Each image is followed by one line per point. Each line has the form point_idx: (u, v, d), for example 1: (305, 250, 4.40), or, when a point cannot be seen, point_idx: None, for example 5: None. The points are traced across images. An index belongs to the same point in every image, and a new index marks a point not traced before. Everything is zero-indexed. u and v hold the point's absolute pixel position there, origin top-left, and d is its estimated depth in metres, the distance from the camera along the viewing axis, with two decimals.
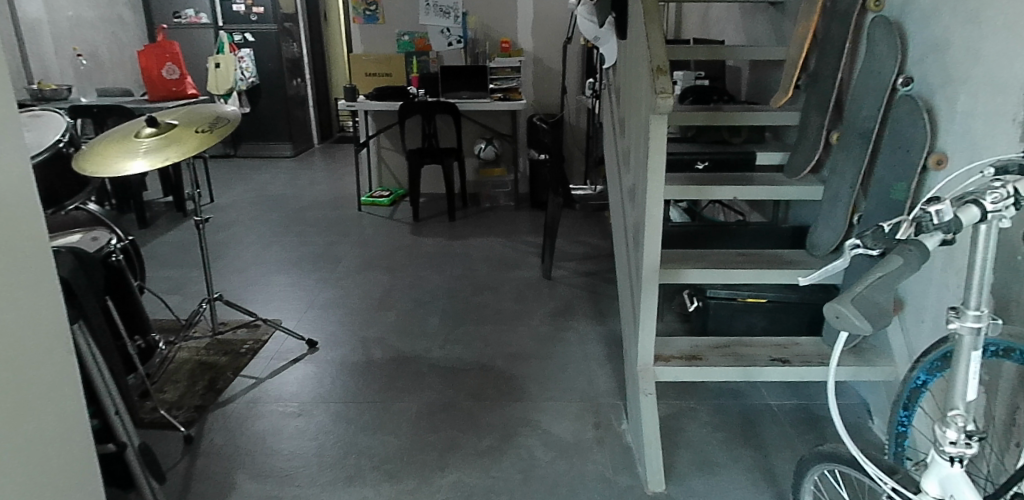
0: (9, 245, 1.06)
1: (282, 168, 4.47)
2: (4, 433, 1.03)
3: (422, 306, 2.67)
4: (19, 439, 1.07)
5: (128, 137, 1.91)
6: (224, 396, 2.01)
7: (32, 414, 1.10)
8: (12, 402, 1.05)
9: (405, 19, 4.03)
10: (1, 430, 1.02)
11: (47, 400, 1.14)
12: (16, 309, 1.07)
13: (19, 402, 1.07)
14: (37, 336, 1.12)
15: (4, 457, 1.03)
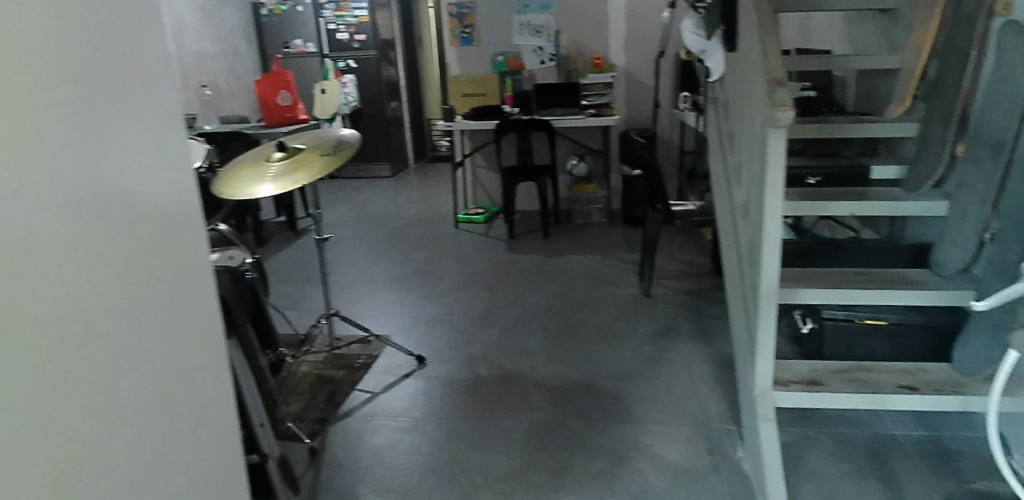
0: (177, 261, 1.13)
1: (381, 188, 4.62)
2: (178, 437, 1.12)
3: (524, 323, 2.67)
4: (179, 449, 1.13)
5: (259, 161, 2.03)
6: (343, 409, 2.08)
7: (189, 426, 1.16)
8: (183, 408, 1.14)
9: (500, 40, 4.08)
10: (175, 434, 1.12)
11: (209, 406, 1.22)
12: (181, 323, 1.14)
13: (188, 408, 1.16)
14: (200, 346, 1.19)
15: (178, 459, 1.12)
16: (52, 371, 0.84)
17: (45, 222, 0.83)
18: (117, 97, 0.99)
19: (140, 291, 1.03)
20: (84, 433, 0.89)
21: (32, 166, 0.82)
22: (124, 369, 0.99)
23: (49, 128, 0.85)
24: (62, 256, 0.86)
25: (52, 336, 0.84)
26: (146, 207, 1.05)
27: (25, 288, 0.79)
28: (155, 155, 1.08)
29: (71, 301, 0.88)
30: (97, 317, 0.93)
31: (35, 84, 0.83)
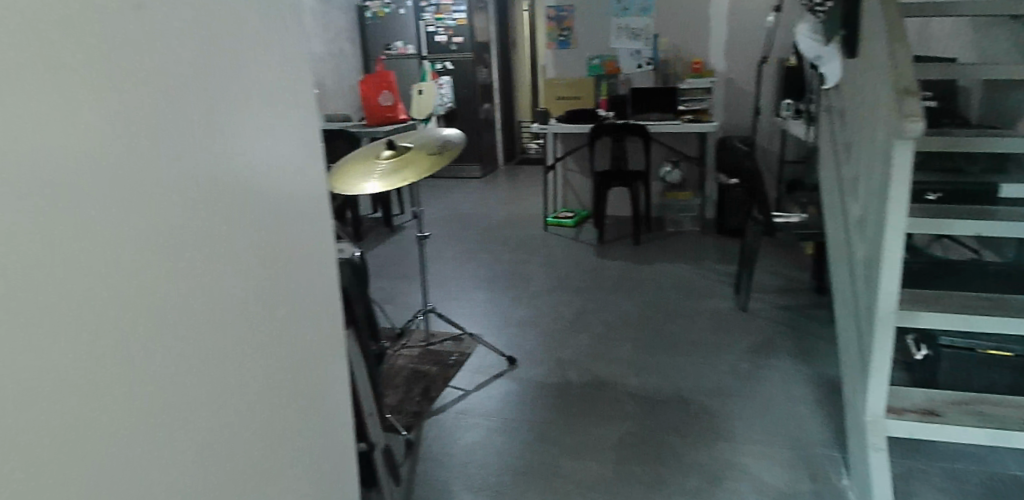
0: (276, 249, 0.96)
1: (471, 188, 4.69)
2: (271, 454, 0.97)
3: (615, 330, 2.63)
4: (286, 458, 1.03)
5: (369, 158, 2.10)
6: (437, 405, 2.11)
7: (304, 423, 1.11)
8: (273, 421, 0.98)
9: (598, 43, 4.05)
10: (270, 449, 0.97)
11: (324, 401, 1.20)
12: (273, 324, 0.97)
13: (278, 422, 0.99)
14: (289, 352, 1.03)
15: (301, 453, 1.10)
16: (175, 383, 0.73)
17: (172, 209, 0.72)
18: (251, 70, 0.88)
19: (261, 288, 0.92)
20: (204, 451, 0.78)
21: (160, 144, 0.70)
22: (242, 376, 0.88)
23: (180, 100, 0.73)
24: (190, 250, 0.75)
25: (174, 343, 0.72)
26: (269, 194, 0.94)
27: (147, 288, 0.68)
28: (282, 136, 0.97)
29: (197, 299, 0.76)
30: (219, 318, 0.81)
31: (165, 46, 0.71)
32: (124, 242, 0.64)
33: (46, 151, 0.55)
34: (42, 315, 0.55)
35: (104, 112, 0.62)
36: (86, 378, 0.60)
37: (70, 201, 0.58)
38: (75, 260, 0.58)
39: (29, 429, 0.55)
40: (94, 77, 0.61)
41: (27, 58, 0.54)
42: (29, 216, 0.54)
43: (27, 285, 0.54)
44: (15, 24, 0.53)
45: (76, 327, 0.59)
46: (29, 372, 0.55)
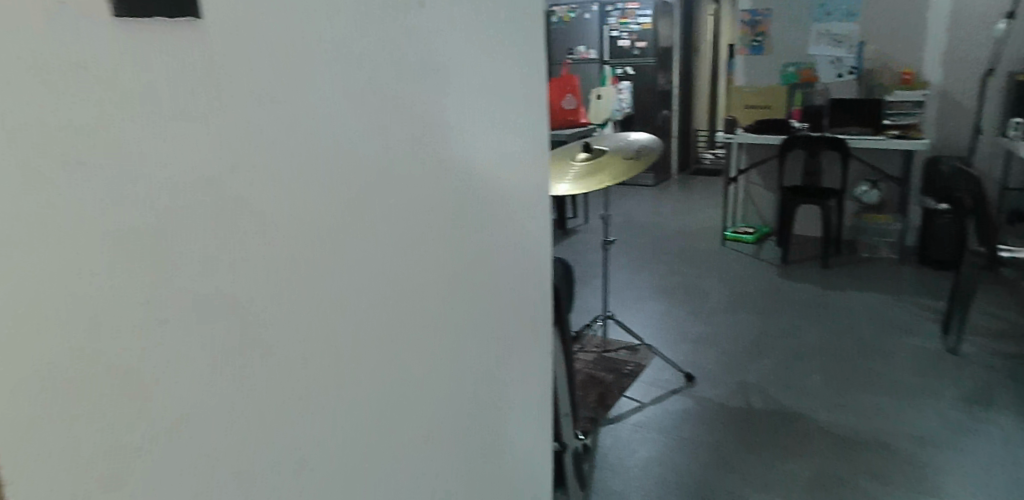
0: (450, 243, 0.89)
1: (642, 196, 4.63)
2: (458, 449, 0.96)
3: (800, 358, 2.45)
4: (476, 458, 1.03)
5: (564, 160, 2.12)
6: (613, 413, 2.10)
7: (505, 423, 1.11)
8: (452, 420, 0.95)
9: (792, 49, 3.80)
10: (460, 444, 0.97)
11: (528, 405, 1.20)
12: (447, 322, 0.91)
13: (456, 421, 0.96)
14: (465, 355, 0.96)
15: (502, 454, 1.11)
16: (351, 362, 0.73)
17: (369, 190, 0.72)
18: (467, 60, 0.88)
19: (431, 287, 0.86)
20: (380, 431, 0.79)
21: (367, 129, 0.71)
22: (428, 363, 0.87)
23: (392, 87, 0.74)
24: (382, 232, 0.75)
25: (353, 325, 0.73)
26: (475, 182, 0.92)
27: (335, 268, 0.69)
28: (496, 128, 0.96)
29: (383, 282, 0.76)
30: (406, 302, 0.81)
31: (387, 36, 0.73)
32: (316, 221, 0.65)
33: (254, 127, 0.57)
34: (234, 285, 0.57)
35: (317, 94, 0.64)
36: (268, 350, 0.62)
37: (272, 178, 0.60)
38: (270, 235, 0.60)
39: (215, 393, 0.57)
40: (314, 60, 0.63)
41: (253, 37, 0.56)
42: (212, 210, 0.54)
43: (227, 254, 0.56)
44: (264, 15, 0.57)
45: (262, 299, 0.60)
46: (224, 340, 0.57)
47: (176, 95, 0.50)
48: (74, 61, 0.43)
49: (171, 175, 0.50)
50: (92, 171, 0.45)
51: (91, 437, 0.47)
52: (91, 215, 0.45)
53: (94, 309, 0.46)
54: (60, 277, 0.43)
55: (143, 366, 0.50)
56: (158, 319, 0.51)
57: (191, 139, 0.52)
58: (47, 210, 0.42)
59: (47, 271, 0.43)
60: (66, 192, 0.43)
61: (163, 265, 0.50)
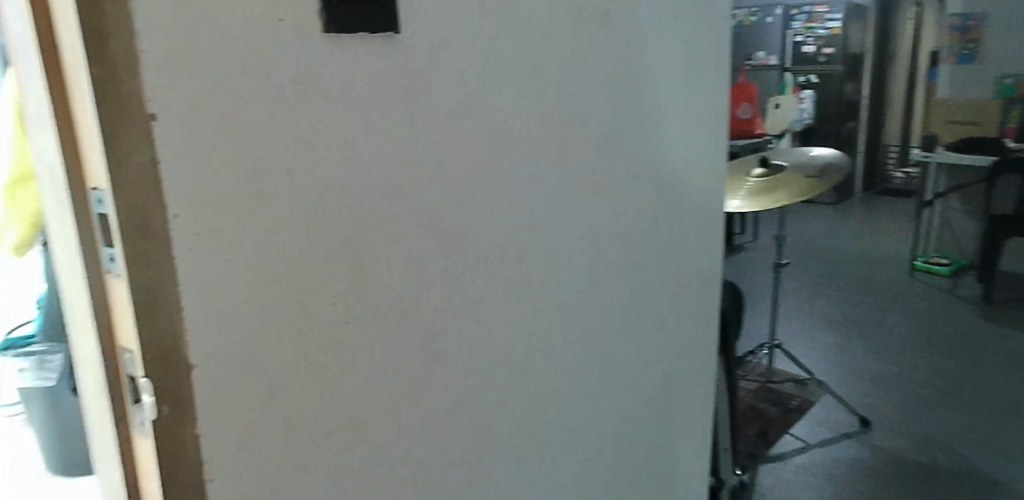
0: (626, 264, 0.84)
1: (818, 216, 4.28)
2: (615, 480, 0.91)
3: (1005, 416, 2.10)
4: (639, 495, 0.96)
5: (738, 174, 1.99)
6: (774, 451, 1.95)
7: (676, 459, 1.04)
8: (613, 448, 0.89)
9: (1011, 60, 3.29)
10: (618, 473, 0.91)
11: (699, 442, 1.10)
12: (615, 347, 0.86)
13: (617, 451, 0.90)
14: (633, 383, 0.91)
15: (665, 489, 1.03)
16: (515, 380, 0.71)
17: (544, 205, 0.70)
18: (661, 74, 0.82)
19: (602, 309, 0.82)
20: (541, 451, 0.76)
21: (548, 143, 0.68)
22: (594, 387, 0.83)
23: (577, 100, 0.71)
24: (555, 247, 0.72)
25: (520, 340, 0.71)
26: (657, 203, 0.86)
27: (505, 284, 0.67)
28: (685, 142, 0.89)
29: (551, 300, 0.74)
30: (573, 321, 0.78)
31: (576, 48, 0.69)
32: (491, 235, 0.64)
33: (440, 139, 0.57)
34: (412, 294, 0.57)
35: (501, 107, 0.62)
36: (438, 362, 0.61)
37: (451, 189, 0.59)
38: (446, 245, 0.60)
39: (389, 400, 0.57)
40: (502, 73, 0.61)
41: (446, 50, 0.56)
42: (396, 225, 0.55)
43: (406, 265, 0.56)
44: (458, 31, 0.56)
45: (435, 314, 0.60)
46: (398, 348, 0.57)
47: (371, 107, 0.51)
48: (283, 74, 0.45)
49: (360, 183, 0.51)
50: (292, 178, 0.47)
51: (275, 429, 0.48)
52: (289, 217, 0.47)
53: (285, 308, 0.48)
54: (259, 277, 0.45)
55: (325, 367, 0.51)
56: (341, 323, 0.52)
57: (381, 150, 0.52)
58: (252, 211, 0.44)
59: (248, 271, 0.45)
60: (269, 195, 0.45)
61: (346, 276, 0.52)
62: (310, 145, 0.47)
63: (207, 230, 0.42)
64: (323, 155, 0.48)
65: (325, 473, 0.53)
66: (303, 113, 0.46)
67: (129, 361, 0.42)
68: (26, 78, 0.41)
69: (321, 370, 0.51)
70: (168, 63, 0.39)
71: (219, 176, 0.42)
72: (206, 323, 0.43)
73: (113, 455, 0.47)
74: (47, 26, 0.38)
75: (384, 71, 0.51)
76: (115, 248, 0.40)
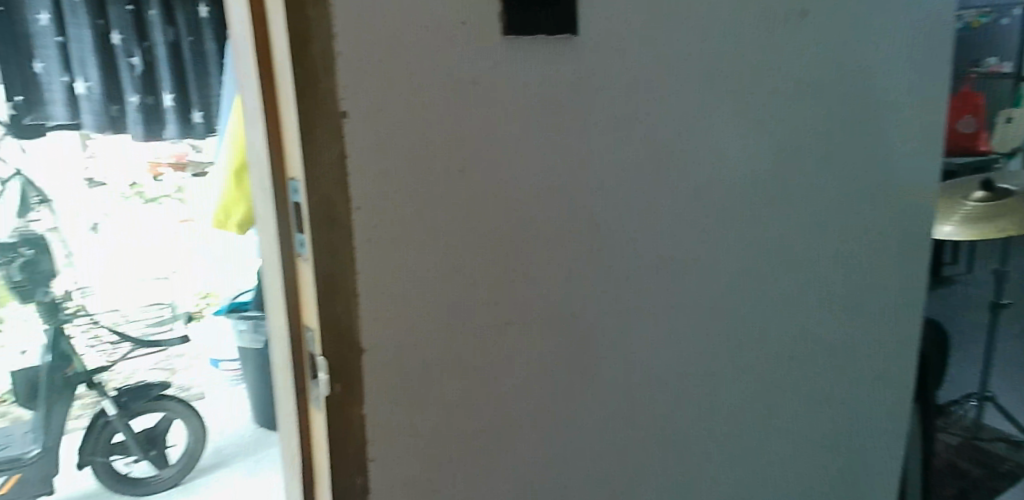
0: (818, 290, 0.75)
1: None
2: None
3: None
4: None
5: None
6: None
7: None
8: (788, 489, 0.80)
9: None
10: None
11: None
12: (800, 379, 0.77)
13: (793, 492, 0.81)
14: (821, 420, 0.81)
15: None
16: (679, 405, 0.66)
17: (722, 218, 0.64)
18: (872, 79, 0.72)
19: (785, 336, 0.74)
20: (705, 478, 0.71)
21: (731, 152, 0.64)
22: (771, 423, 0.76)
23: (769, 108, 0.65)
24: (733, 264, 0.67)
25: (688, 361, 0.66)
26: (863, 225, 0.76)
27: (674, 301, 0.63)
28: (908, 158, 0.76)
29: (724, 323, 0.68)
30: (748, 347, 0.71)
31: (765, 50, 0.64)
32: (662, 247, 0.61)
33: (614, 144, 0.55)
34: (572, 301, 0.55)
35: (681, 113, 0.59)
36: (598, 374, 0.59)
37: (621, 195, 0.57)
38: (612, 253, 0.57)
39: (543, 407, 0.55)
40: (683, 77, 0.58)
41: (626, 52, 0.54)
42: (558, 229, 0.53)
43: (568, 270, 0.55)
44: (639, 33, 0.54)
45: (595, 325, 0.57)
46: (557, 354, 0.55)
47: (546, 110, 0.50)
48: (462, 75, 0.46)
49: (530, 184, 0.51)
50: (463, 177, 0.47)
51: (431, 423, 0.49)
52: (457, 214, 0.47)
53: (450, 303, 0.48)
54: (423, 272, 0.47)
55: (483, 365, 0.51)
56: (501, 322, 0.51)
57: (553, 152, 0.52)
58: (425, 206, 0.46)
59: (414, 264, 0.46)
60: (442, 191, 0.46)
61: (506, 277, 0.51)
62: (481, 146, 0.48)
63: (383, 222, 0.44)
64: (492, 154, 0.48)
65: (477, 470, 0.53)
66: (475, 113, 0.47)
67: (310, 339, 0.44)
68: (244, 78, 0.45)
69: (476, 367, 0.51)
70: (360, 63, 0.41)
71: (397, 170, 0.44)
72: (373, 310, 0.45)
73: (290, 432, 0.49)
74: (263, 31, 0.42)
75: (557, 73, 0.50)
76: (306, 233, 0.43)
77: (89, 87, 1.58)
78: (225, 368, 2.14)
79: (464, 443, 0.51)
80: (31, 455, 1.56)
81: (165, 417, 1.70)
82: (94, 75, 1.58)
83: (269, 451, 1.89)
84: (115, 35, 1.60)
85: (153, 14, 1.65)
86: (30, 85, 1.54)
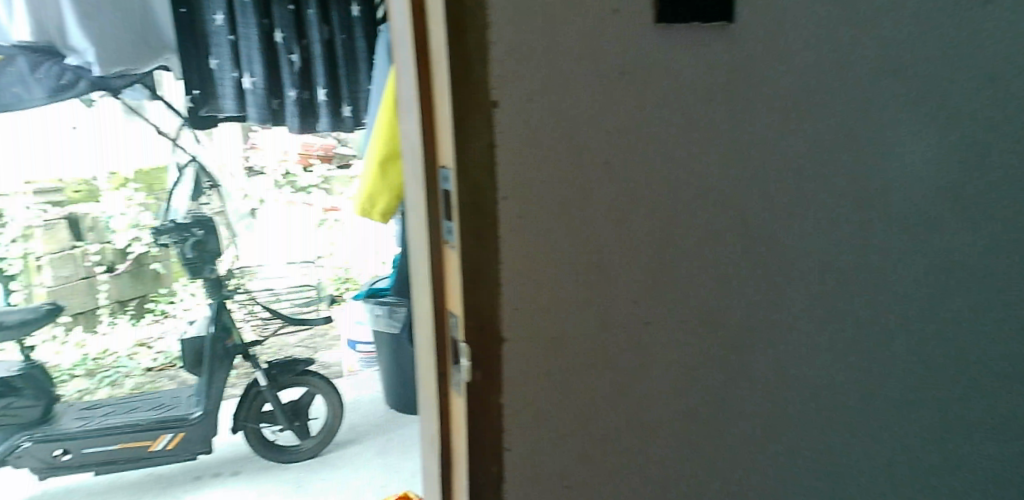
0: None
1: None
2: None
3: None
4: None
5: None
6: None
7: None
8: None
9: None
10: None
11: None
12: None
13: None
14: None
15: None
16: (885, 457, 0.55)
17: (940, 231, 0.53)
18: None
19: None
20: None
21: (960, 152, 0.52)
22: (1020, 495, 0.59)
23: (1001, 100, 0.53)
24: (956, 288, 0.54)
25: (888, 399, 0.54)
26: None
27: (875, 327, 0.53)
28: None
29: (951, 363, 0.55)
30: (986, 399, 0.56)
31: (1010, 26, 0.52)
32: (857, 262, 0.52)
33: (789, 140, 0.49)
34: (735, 310, 0.50)
35: (881, 104, 0.50)
36: (768, 400, 0.52)
37: (800, 198, 0.50)
38: (785, 261, 0.50)
39: (698, 423, 0.50)
40: (883, 63, 0.50)
41: (806, 34, 0.47)
42: (719, 227, 0.48)
43: (731, 275, 0.49)
44: (819, 16, 0.47)
45: (762, 342, 0.51)
46: (716, 370, 0.50)
47: (707, 101, 0.46)
48: (616, 63, 0.43)
49: (688, 180, 0.47)
50: (613, 169, 0.45)
51: (571, 422, 0.46)
52: (606, 207, 0.45)
53: (597, 301, 0.46)
54: (569, 265, 0.45)
55: (631, 368, 0.47)
56: (651, 325, 0.48)
57: (715, 146, 0.47)
58: (573, 198, 0.44)
59: (561, 256, 0.45)
60: (591, 182, 0.44)
61: (659, 276, 0.47)
62: (634, 138, 0.45)
63: (529, 212, 0.43)
64: (647, 146, 0.45)
65: (621, 486, 0.49)
66: (628, 104, 0.44)
67: (453, 324, 0.44)
68: (402, 68, 0.46)
69: (623, 371, 0.47)
70: (511, 51, 0.41)
71: (545, 160, 0.43)
72: (516, 299, 0.44)
73: (432, 417, 0.49)
74: (421, 21, 0.42)
75: (721, 61, 0.46)
76: (453, 221, 0.43)
77: (253, 82, 1.72)
78: (362, 350, 2.23)
79: (606, 450, 0.48)
80: (195, 416, 1.73)
81: (309, 391, 1.83)
82: (258, 70, 1.72)
83: (400, 431, 1.99)
84: (278, 34, 1.74)
85: (310, 13, 1.76)
86: (207, 82, 1.70)
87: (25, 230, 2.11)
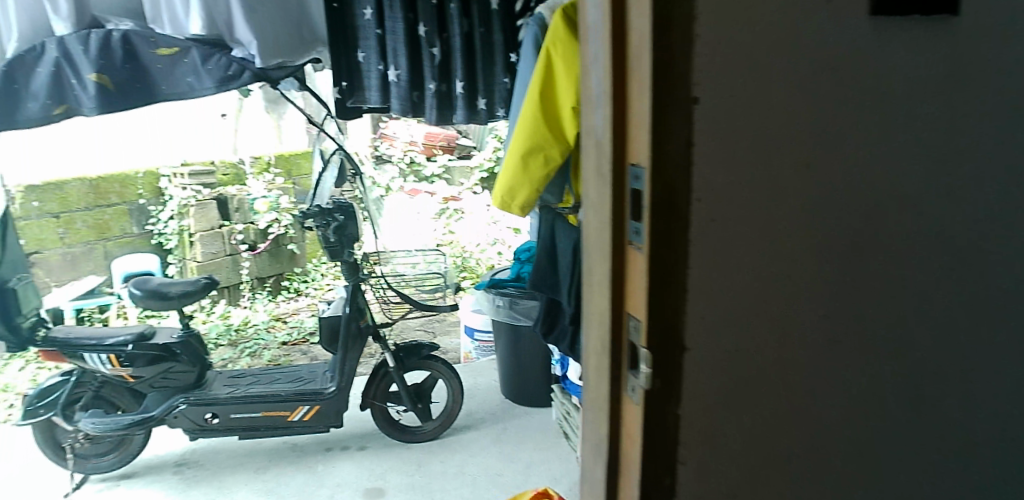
0: None
1: None
2: None
3: None
4: None
5: None
6: None
7: None
8: None
9: None
10: None
11: None
12: None
13: None
14: None
15: None
16: None
17: None
18: None
19: None
20: None
21: None
22: None
23: None
24: None
25: None
26: None
27: None
28: None
29: None
30: None
31: None
32: None
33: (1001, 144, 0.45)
34: (931, 329, 0.46)
35: None
36: (957, 427, 0.48)
37: (1007, 212, 0.46)
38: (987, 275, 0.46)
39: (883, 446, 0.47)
40: None
41: None
42: (922, 239, 0.44)
43: (931, 290, 0.45)
44: None
45: (956, 362, 0.47)
46: (905, 392, 0.46)
47: (918, 104, 0.42)
48: (828, 60, 0.40)
49: (895, 188, 0.43)
50: (816, 173, 0.41)
51: (750, 440, 0.44)
52: (808, 214, 0.42)
53: (788, 315, 0.43)
54: (762, 275, 0.42)
55: (817, 386, 0.45)
56: (843, 342, 0.44)
57: (926, 150, 0.43)
58: (771, 203, 0.41)
59: (754, 266, 0.42)
60: (791, 188, 0.41)
61: (855, 291, 0.44)
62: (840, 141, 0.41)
63: (724, 217, 0.41)
64: (854, 149, 0.42)
65: None
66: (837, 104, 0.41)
67: (634, 327, 0.44)
68: (592, 66, 0.46)
69: (808, 388, 0.44)
70: (718, 48, 0.39)
71: (746, 164, 0.40)
72: (702, 309, 0.42)
73: (600, 417, 0.49)
74: (621, 19, 0.42)
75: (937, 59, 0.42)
76: (642, 223, 0.42)
77: (398, 75, 1.79)
78: (480, 339, 2.26)
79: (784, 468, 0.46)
80: (328, 391, 1.83)
81: (432, 375, 1.90)
82: (402, 63, 1.78)
83: (514, 420, 2.02)
84: (422, 27, 1.79)
85: (452, 7, 1.81)
86: (355, 74, 1.78)
87: (181, 208, 2.61)
